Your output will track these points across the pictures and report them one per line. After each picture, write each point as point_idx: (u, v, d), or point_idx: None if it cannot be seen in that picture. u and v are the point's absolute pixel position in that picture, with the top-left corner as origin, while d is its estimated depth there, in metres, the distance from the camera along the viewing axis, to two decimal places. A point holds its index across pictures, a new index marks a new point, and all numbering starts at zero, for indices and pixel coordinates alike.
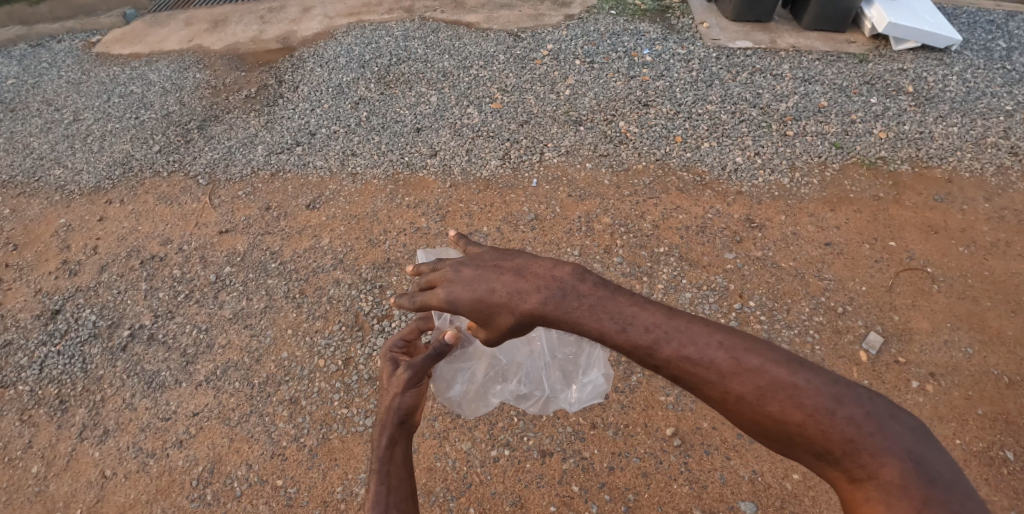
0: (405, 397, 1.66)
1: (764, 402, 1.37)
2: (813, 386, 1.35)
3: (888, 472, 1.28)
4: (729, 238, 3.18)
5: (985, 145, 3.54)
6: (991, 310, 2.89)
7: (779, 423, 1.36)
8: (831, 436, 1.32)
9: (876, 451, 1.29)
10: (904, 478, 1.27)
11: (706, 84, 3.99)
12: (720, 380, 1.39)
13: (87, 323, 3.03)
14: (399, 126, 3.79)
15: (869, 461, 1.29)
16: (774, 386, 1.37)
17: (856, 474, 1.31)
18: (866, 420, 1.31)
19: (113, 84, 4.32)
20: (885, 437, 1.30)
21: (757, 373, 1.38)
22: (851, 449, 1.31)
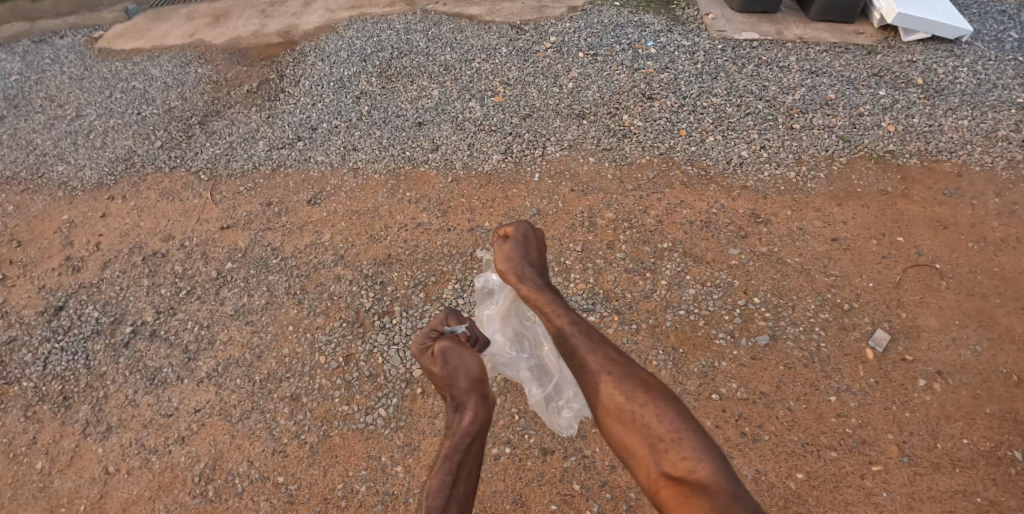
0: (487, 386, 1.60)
1: (618, 381, 1.54)
2: (663, 389, 1.53)
3: (703, 469, 1.36)
4: (734, 233, 3.14)
5: (995, 139, 3.47)
6: (1000, 307, 2.84)
7: (626, 407, 1.50)
8: (662, 425, 1.45)
9: (695, 448, 1.40)
10: (716, 476, 1.35)
11: (712, 76, 3.94)
12: (602, 362, 1.58)
13: (90, 319, 3.04)
14: (401, 121, 3.77)
15: (689, 454, 1.39)
16: (630, 372, 1.56)
17: (674, 468, 1.39)
18: (694, 426, 1.45)
19: (115, 79, 4.31)
20: (705, 441, 1.42)
21: (630, 368, 1.57)
22: (677, 440, 1.42)
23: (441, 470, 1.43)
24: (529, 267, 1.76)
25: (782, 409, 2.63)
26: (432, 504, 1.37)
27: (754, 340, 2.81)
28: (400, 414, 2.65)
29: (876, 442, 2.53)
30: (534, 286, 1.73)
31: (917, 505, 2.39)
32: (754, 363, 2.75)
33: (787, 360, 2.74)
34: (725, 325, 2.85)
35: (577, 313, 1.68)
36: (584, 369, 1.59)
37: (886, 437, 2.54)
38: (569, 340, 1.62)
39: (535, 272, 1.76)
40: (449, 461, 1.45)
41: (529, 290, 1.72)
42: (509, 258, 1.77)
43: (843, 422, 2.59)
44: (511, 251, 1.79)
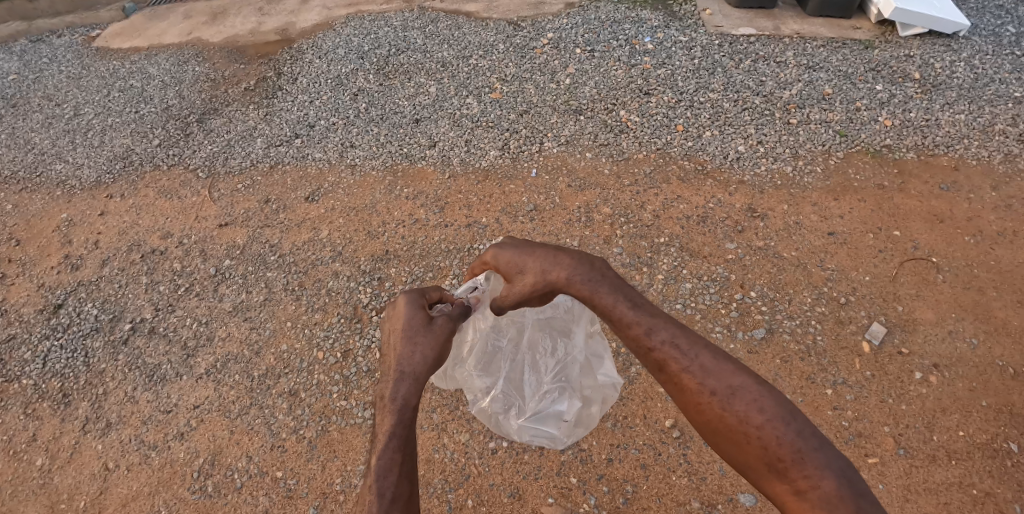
0: (429, 352, 1.41)
1: (729, 397, 1.32)
2: (777, 395, 1.31)
3: (827, 485, 1.20)
4: (730, 228, 3.15)
5: (992, 133, 3.47)
6: (997, 300, 2.85)
7: (736, 426, 1.31)
8: (783, 443, 1.26)
9: (821, 465, 1.23)
10: (843, 492, 1.19)
11: (709, 71, 3.94)
12: (699, 373, 1.35)
13: (89, 317, 3.06)
14: (399, 117, 3.78)
15: (813, 473, 1.22)
16: (740, 384, 1.33)
17: (796, 487, 1.23)
18: (819, 437, 1.26)
19: (113, 78, 4.32)
20: (831, 453, 1.24)
21: (734, 375, 1.34)
22: (799, 458, 1.24)
23: (388, 450, 1.32)
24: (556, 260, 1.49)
25: None
26: (383, 484, 1.30)
27: (751, 333, 2.81)
28: None
29: (872, 435, 2.54)
30: (582, 282, 1.47)
31: (912, 498, 2.41)
32: (751, 356, 2.75)
33: (783, 354, 2.75)
34: (722, 318, 2.86)
35: (656, 316, 1.42)
36: (682, 385, 1.37)
37: (882, 430, 2.55)
38: (657, 353, 1.39)
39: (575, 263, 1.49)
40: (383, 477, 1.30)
41: (579, 287, 1.47)
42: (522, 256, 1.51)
43: (840, 415, 2.60)
44: (524, 257, 1.51)
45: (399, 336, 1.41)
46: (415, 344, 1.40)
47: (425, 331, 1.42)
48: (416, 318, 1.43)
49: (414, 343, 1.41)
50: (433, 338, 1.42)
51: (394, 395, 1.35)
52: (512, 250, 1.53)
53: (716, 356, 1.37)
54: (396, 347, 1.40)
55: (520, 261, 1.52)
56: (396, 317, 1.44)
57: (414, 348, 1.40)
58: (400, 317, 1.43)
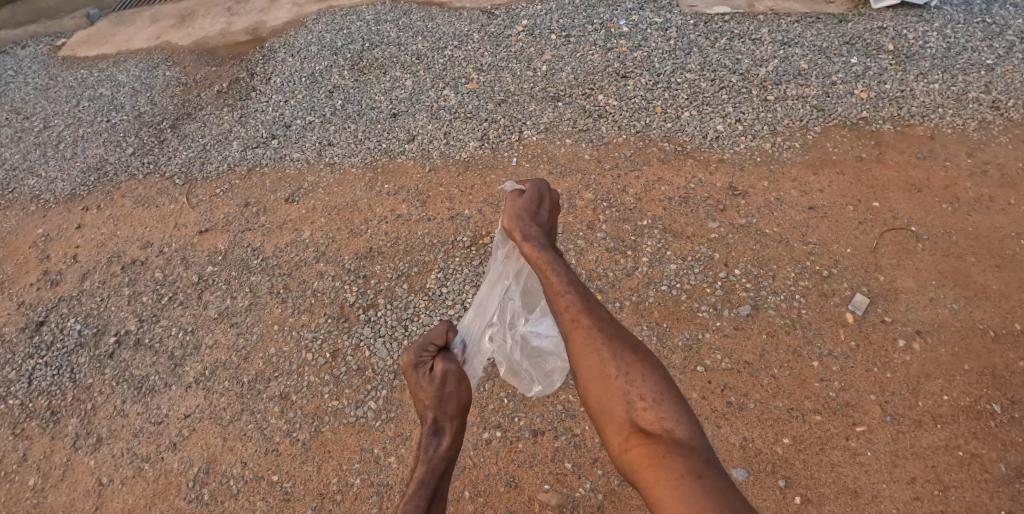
0: (448, 404, 1.73)
1: (611, 343, 1.49)
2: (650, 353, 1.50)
3: (675, 433, 1.36)
4: (712, 207, 3.16)
5: (966, 101, 3.50)
6: (976, 266, 2.89)
7: (610, 367, 1.47)
8: (644, 386, 1.44)
9: (674, 410, 1.40)
10: (690, 438, 1.36)
11: (684, 52, 3.93)
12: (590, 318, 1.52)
13: (73, 333, 3.03)
14: (376, 113, 3.75)
15: (667, 417, 1.39)
16: (622, 337, 1.51)
17: (649, 426, 1.39)
18: (676, 390, 1.44)
19: (81, 87, 4.25)
20: (683, 407, 1.41)
21: (617, 325, 1.53)
22: (657, 402, 1.41)
23: (415, 496, 1.54)
24: (538, 227, 1.67)
25: (767, 376, 2.67)
26: None
27: (736, 311, 2.84)
28: (390, 405, 2.67)
29: (859, 404, 2.59)
30: (538, 245, 1.63)
31: (901, 462, 2.45)
32: (737, 333, 2.79)
33: (769, 329, 2.79)
34: (707, 297, 2.89)
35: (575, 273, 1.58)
36: (573, 330, 1.52)
37: (868, 398, 2.60)
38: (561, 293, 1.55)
39: (540, 230, 1.66)
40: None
41: (531, 249, 1.63)
42: (527, 204, 1.70)
43: (827, 386, 2.64)
44: (521, 210, 1.68)
45: (418, 392, 1.74)
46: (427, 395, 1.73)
47: (436, 385, 1.72)
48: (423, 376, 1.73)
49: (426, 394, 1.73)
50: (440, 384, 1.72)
51: (427, 445, 1.67)
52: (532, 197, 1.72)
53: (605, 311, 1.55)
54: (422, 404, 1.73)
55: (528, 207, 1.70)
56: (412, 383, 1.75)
57: (435, 404, 1.72)
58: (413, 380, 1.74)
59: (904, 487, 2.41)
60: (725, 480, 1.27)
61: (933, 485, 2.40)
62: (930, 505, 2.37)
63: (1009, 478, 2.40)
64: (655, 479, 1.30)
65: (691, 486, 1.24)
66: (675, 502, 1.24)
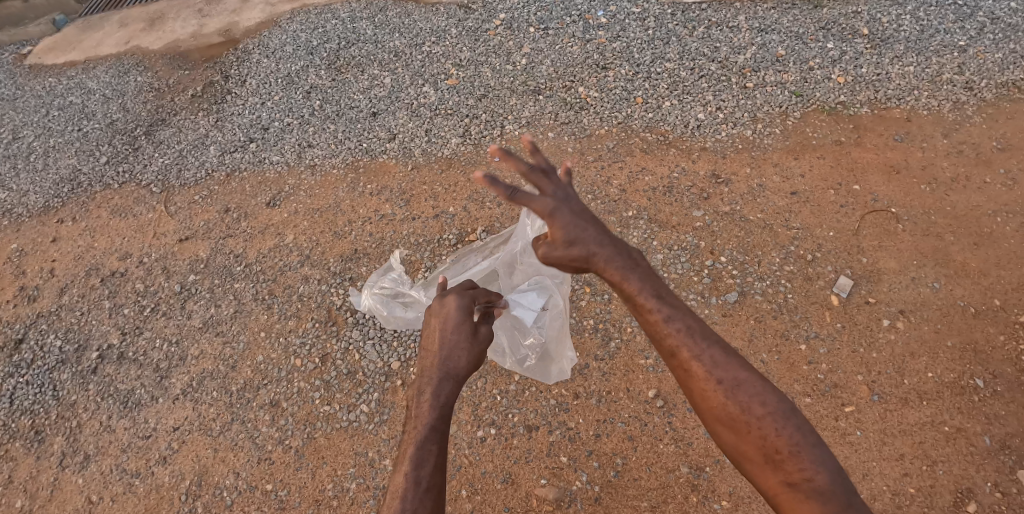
0: (459, 323, 1.74)
1: (732, 386, 1.54)
2: (775, 392, 1.54)
3: (819, 479, 1.44)
4: (696, 195, 3.17)
5: (940, 83, 3.54)
6: (955, 244, 2.93)
7: (739, 417, 1.53)
8: (773, 432, 1.50)
9: (811, 457, 1.47)
10: (833, 485, 1.44)
11: (663, 41, 3.92)
12: (709, 368, 1.56)
13: (53, 349, 2.98)
14: (355, 112, 3.70)
15: (805, 466, 1.46)
16: (745, 376, 1.55)
17: (789, 476, 1.47)
18: (808, 434, 1.49)
19: (50, 96, 4.15)
20: (819, 450, 1.48)
21: (738, 371, 1.56)
22: (794, 450, 1.48)
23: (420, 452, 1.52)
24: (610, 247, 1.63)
25: (755, 362, 2.70)
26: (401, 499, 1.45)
27: (724, 298, 2.86)
28: (383, 408, 2.65)
29: (847, 385, 2.62)
30: (619, 268, 1.62)
31: (890, 440, 2.50)
32: (725, 319, 2.81)
33: (757, 314, 2.81)
34: (695, 286, 2.90)
35: (672, 301, 1.61)
36: (691, 371, 1.58)
37: (856, 378, 2.63)
38: (670, 340, 1.59)
39: (613, 249, 1.62)
40: (403, 488, 1.47)
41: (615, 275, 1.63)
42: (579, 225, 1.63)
43: (815, 368, 2.67)
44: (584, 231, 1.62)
45: (447, 338, 1.72)
46: (462, 351, 1.70)
47: (466, 339, 1.72)
48: (462, 326, 1.73)
49: (460, 350, 1.71)
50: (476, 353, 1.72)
51: (432, 391, 1.63)
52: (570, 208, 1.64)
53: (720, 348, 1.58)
54: (441, 351, 1.70)
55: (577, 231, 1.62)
56: (441, 317, 1.76)
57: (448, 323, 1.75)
58: (447, 317, 1.75)
59: (894, 464, 2.46)
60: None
61: (921, 461, 2.45)
62: (919, 481, 2.42)
63: (993, 451, 2.46)
64: None
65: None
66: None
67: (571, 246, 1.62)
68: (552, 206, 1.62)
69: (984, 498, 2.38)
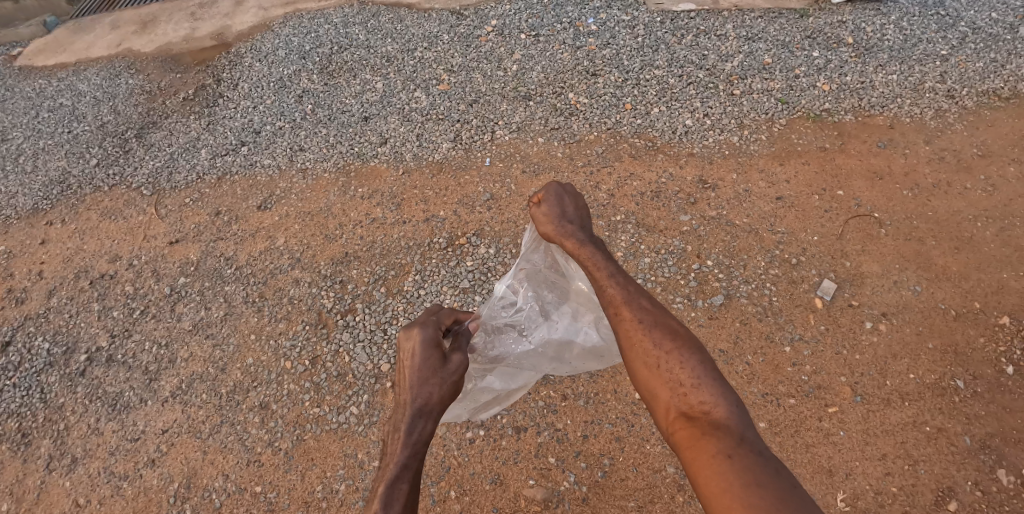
0: (429, 356, 1.69)
1: (652, 332, 1.62)
2: (692, 339, 1.60)
3: (717, 412, 1.46)
4: (684, 200, 3.22)
5: (923, 91, 3.61)
6: (936, 249, 2.99)
7: (652, 356, 1.59)
8: (684, 371, 1.54)
9: (713, 392, 1.49)
10: (729, 419, 1.45)
11: (652, 49, 3.97)
12: (636, 312, 1.66)
13: (41, 352, 2.97)
14: (347, 117, 3.72)
15: (706, 398, 1.49)
16: (666, 326, 1.63)
17: (689, 408, 1.50)
18: (713, 373, 1.53)
19: (40, 98, 4.14)
20: (721, 387, 1.50)
21: (660, 318, 1.65)
22: (697, 386, 1.51)
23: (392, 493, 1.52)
24: (575, 227, 1.86)
25: (741, 364, 2.73)
26: None
27: (710, 301, 2.90)
28: (372, 410, 2.67)
29: (830, 386, 2.66)
30: (578, 241, 1.83)
31: (872, 440, 2.54)
32: (712, 322, 2.84)
33: (742, 317, 2.85)
34: (682, 289, 2.94)
35: (617, 267, 1.77)
36: (620, 316, 1.68)
37: (839, 380, 2.67)
38: (608, 293, 1.72)
39: (579, 226, 1.86)
40: None
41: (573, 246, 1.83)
42: (559, 210, 1.87)
43: (799, 370, 2.71)
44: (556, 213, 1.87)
45: (417, 371, 1.67)
46: (433, 385, 1.66)
47: (436, 370, 1.68)
48: (430, 361, 1.68)
49: (431, 384, 1.66)
50: (446, 383, 1.67)
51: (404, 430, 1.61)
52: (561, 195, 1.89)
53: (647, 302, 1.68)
54: (411, 387, 1.66)
55: (557, 211, 1.87)
56: (407, 351, 1.70)
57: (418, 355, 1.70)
58: (416, 352, 1.69)
59: (876, 464, 2.50)
60: (764, 458, 1.37)
61: (903, 460, 2.50)
62: (900, 480, 2.46)
63: (973, 450, 2.50)
64: (693, 457, 1.41)
65: (729, 460, 1.36)
66: (719, 480, 1.33)
67: (551, 223, 1.87)
68: (554, 191, 1.89)
69: (964, 497, 2.42)
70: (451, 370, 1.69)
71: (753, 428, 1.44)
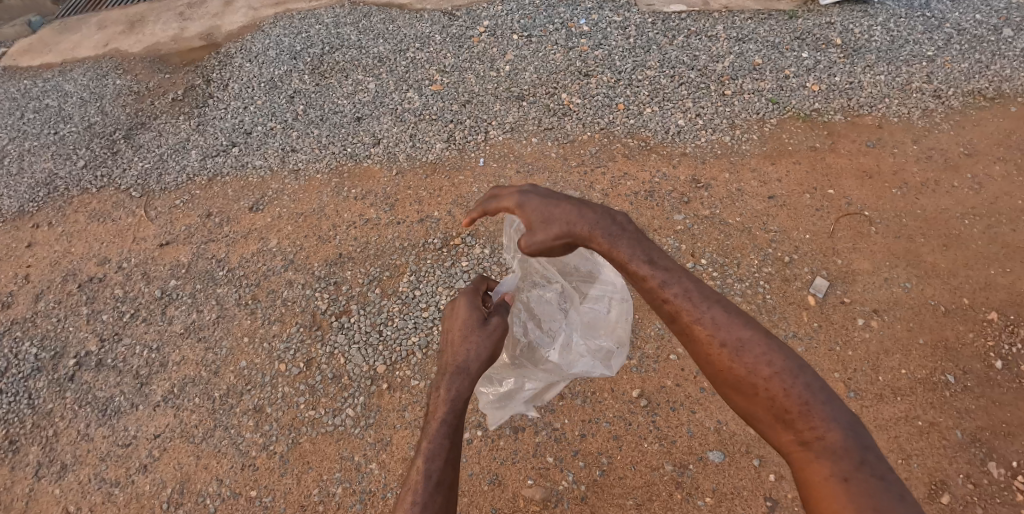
0: (469, 320, 1.76)
1: (740, 353, 1.44)
2: (783, 348, 1.44)
3: (833, 436, 1.34)
4: (677, 200, 3.23)
5: (910, 91, 3.66)
6: (925, 246, 3.03)
7: (747, 381, 1.44)
8: (788, 394, 1.39)
9: (825, 414, 1.36)
10: (845, 441, 1.33)
11: (644, 49, 3.99)
12: (712, 329, 1.47)
13: (28, 357, 2.91)
14: (339, 117, 3.69)
15: (818, 423, 1.35)
16: (751, 340, 1.45)
17: (802, 435, 1.37)
18: (820, 389, 1.39)
19: (25, 99, 4.07)
20: (834, 406, 1.37)
21: (743, 332, 1.46)
22: (805, 411, 1.37)
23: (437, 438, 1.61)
24: (580, 218, 1.58)
25: None
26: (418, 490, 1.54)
27: None
28: (369, 412, 2.64)
29: (824, 382, 2.69)
30: (607, 240, 1.56)
31: None
32: None
33: None
34: None
35: (672, 271, 1.54)
36: (695, 335, 1.49)
37: (833, 376, 2.70)
38: (671, 306, 1.51)
39: (599, 217, 1.58)
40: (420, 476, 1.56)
41: (601, 247, 1.57)
42: (546, 217, 1.60)
43: None
44: (543, 213, 1.61)
45: (457, 335, 1.74)
46: (472, 344, 1.73)
47: (474, 333, 1.74)
48: (471, 320, 1.75)
49: (471, 343, 1.73)
50: (485, 345, 1.73)
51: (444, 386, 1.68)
52: (532, 198, 1.63)
53: (723, 314, 1.48)
54: (452, 346, 1.74)
55: (546, 210, 1.61)
56: (452, 315, 1.79)
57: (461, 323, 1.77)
58: (457, 319, 1.77)
59: None
60: (893, 485, 1.27)
61: (897, 454, 2.52)
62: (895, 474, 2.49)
63: (965, 444, 2.53)
64: (819, 494, 1.30)
65: (853, 493, 1.27)
66: None
67: (548, 226, 1.60)
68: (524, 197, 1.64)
69: (957, 490, 2.45)
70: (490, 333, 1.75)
71: (874, 449, 1.32)
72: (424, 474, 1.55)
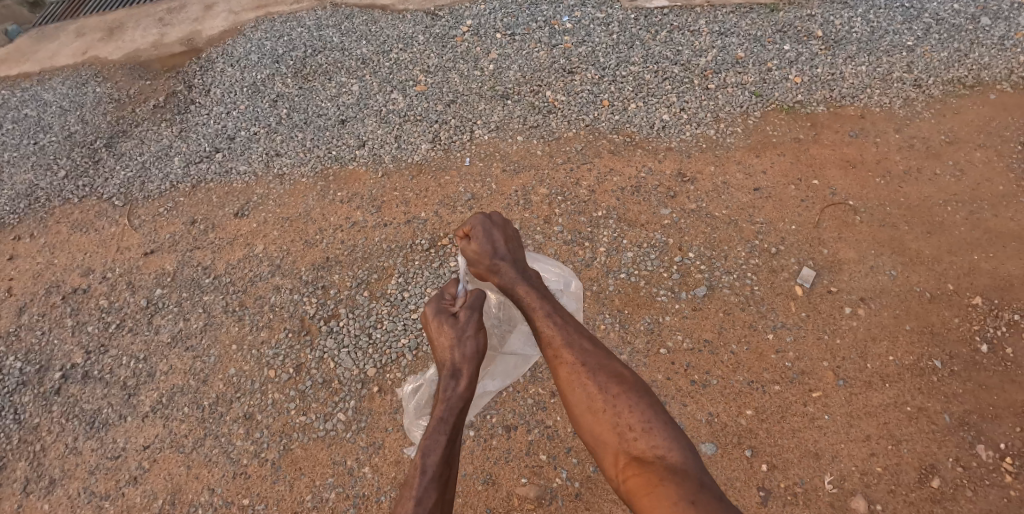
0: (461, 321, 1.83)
1: (598, 378, 1.71)
2: (636, 383, 1.71)
3: (671, 456, 1.55)
4: (663, 194, 3.23)
5: (891, 81, 3.69)
6: (909, 234, 3.05)
7: (602, 404, 1.68)
8: (632, 419, 1.64)
9: (664, 438, 1.59)
10: (678, 459, 1.55)
11: (627, 45, 3.99)
12: (577, 354, 1.74)
13: (13, 371, 2.88)
14: (323, 120, 3.67)
15: (656, 445, 1.58)
16: (609, 370, 1.72)
17: (641, 453, 1.58)
18: (663, 418, 1.64)
19: (3, 109, 4.02)
20: (672, 433, 1.60)
21: (602, 361, 1.74)
22: (646, 431, 1.61)
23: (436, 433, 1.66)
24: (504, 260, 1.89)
25: (726, 353, 2.76)
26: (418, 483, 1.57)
27: (693, 292, 2.92)
28: (360, 415, 2.63)
29: (813, 371, 2.70)
30: (511, 277, 1.88)
31: (857, 422, 2.58)
32: (696, 313, 2.87)
33: (725, 307, 2.87)
34: (665, 282, 2.96)
35: (558, 305, 1.84)
36: (562, 360, 1.74)
37: (821, 365, 2.72)
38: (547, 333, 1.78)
39: (510, 264, 1.89)
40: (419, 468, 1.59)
41: (506, 281, 1.88)
42: (485, 244, 1.90)
43: (782, 357, 2.74)
44: (482, 236, 1.91)
45: (449, 337, 1.81)
46: (466, 343, 1.80)
47: (467, 334, 1.81)
48: (459, 320, 1.83)
49: (465, 342, 1.80)
50: (478, 343, 1.81)
51: (444, 386, 1.74)
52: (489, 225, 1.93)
53: (591, 347, 1.76)
54: (446, 347, 1.80)
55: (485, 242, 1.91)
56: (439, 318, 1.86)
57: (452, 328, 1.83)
58: (447, 322, 1.83)
59: (861, 445, 2.54)
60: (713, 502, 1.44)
61: (887, 440, 2.54)
62: (885, 460, 2.51)
63: (953, 427, 2.56)
64: (651, 500, 1.47)
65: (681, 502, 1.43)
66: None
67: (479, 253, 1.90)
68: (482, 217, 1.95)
69: (946, 473, 2.47)
70: (479, 333, 1.83)
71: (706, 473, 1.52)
72: (424, 467, 1.59)
